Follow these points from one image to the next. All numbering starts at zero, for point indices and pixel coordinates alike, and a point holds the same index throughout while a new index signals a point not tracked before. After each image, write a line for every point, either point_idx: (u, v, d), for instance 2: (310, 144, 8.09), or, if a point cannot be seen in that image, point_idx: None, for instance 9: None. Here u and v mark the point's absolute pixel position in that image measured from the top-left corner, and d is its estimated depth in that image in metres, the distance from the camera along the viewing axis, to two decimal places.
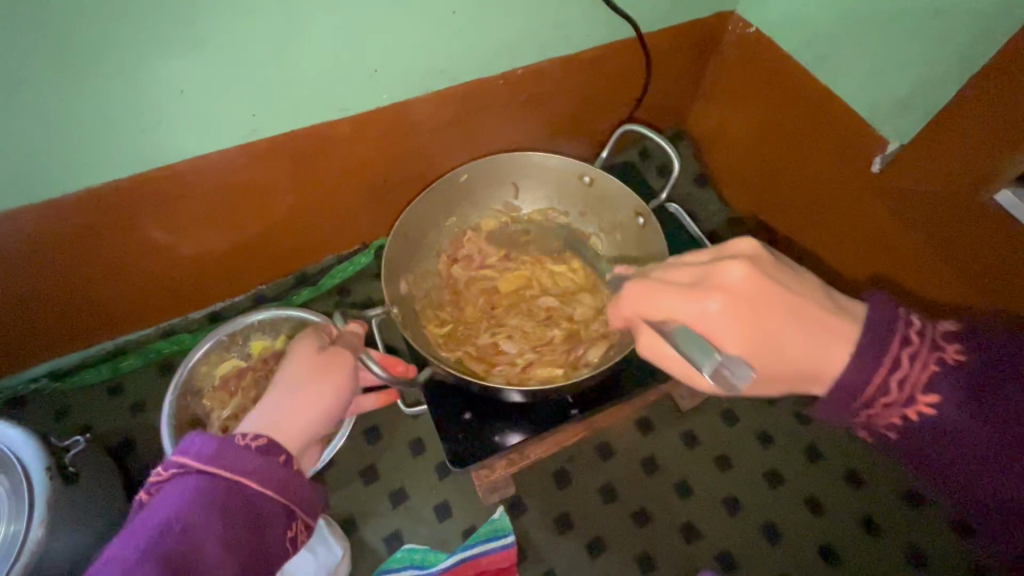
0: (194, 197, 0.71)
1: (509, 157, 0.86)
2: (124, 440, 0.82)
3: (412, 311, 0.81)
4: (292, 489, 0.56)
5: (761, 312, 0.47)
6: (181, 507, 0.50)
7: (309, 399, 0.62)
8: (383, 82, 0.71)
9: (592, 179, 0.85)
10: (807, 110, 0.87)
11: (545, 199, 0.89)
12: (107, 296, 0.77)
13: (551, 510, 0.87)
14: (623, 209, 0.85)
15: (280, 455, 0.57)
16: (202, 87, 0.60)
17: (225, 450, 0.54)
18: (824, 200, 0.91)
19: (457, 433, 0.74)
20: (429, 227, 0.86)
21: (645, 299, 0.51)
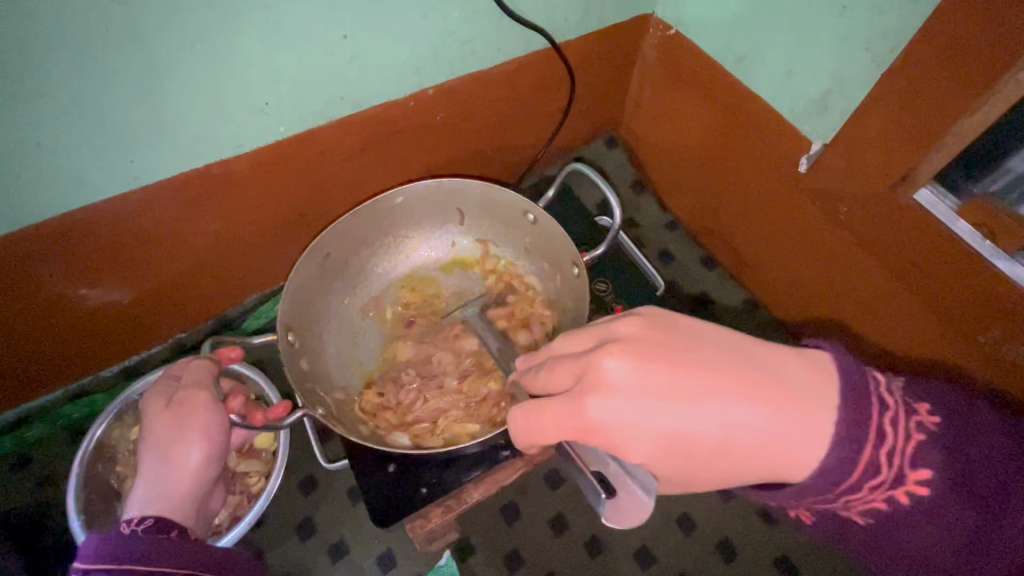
0: (82, 253, 0.69)
1: (453, 183, 0.76)
2: (31, 517, 0.80)
3: (313, 336, 0.73)
4: (194, 555, 0.54)
5: (673, 393, 0.41)
6: None
7: (179, 459, 0.60)
8: (277, 115, 0.69)
9: (536, 218, 0.76)
10: (738, 128, 0.84)
11: (492, 227, 0.82)
12: (10, 358, 0.75)
13: (500, 549, 0.78)
14: (561, 255, 0.76)
15: (170, 531, 0.55)
16: (62, 135, 0.57)
17: (108, 542, 0.51)
18: (765, 216, 0.88)
19: (378, 483, 0.68)
20: (359, 248, 0.78)
21: (538, 416, 0.45)
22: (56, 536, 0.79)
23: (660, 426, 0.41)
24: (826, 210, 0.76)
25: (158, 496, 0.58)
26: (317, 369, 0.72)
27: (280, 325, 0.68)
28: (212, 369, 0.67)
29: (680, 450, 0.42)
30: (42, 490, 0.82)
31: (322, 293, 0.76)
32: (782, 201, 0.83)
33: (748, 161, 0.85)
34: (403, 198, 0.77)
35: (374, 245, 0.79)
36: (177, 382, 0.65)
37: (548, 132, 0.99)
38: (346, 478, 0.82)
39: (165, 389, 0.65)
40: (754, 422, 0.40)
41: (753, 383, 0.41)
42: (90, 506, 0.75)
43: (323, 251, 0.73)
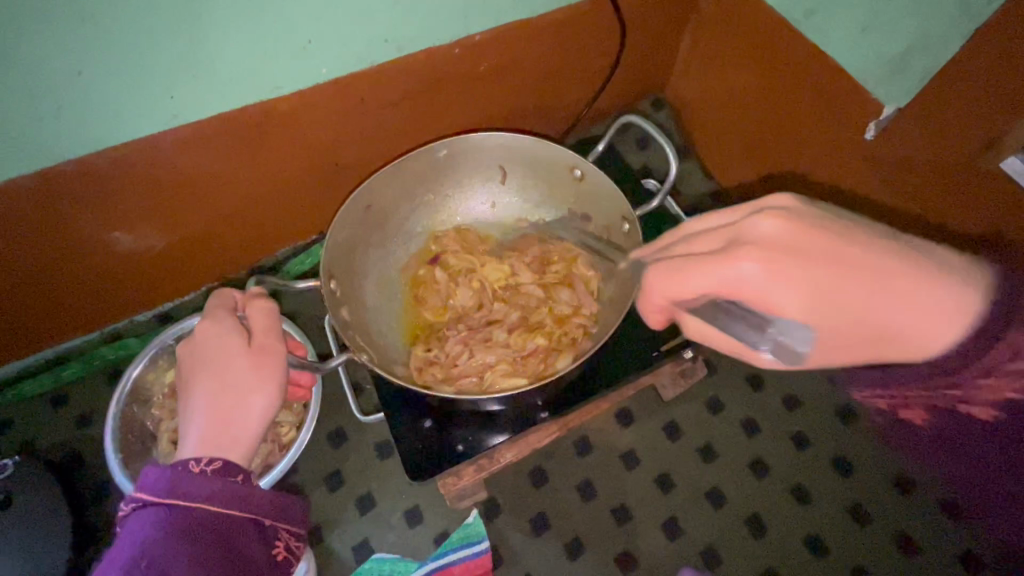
0: (119, 193, 0.68)
1: (500, 136, 0.74)
2: (69, 454, 0.82)
3: (353, 286, 0.72)
4: (262, 503, 0.51)
5: (840, 262, 0.37)
6: (146, 541, 0.44)
7: (245, 405, 0.53)
8: (319, 55, 0.65)
9: (585, 172, 0.73)
10: (795, 92, 0.79)
11: (536, 188, 0.79)
12: (48, 296, 0.76)
13: (527, 511, 0.78)
14: (610, 212, 0.73)
15: (238, 474, 0.50)
16: (102, 67, 0.55)
17: (178, 479, 0.47)
18: (821, 187, 0.83)
19: (413, 439, 0.67)
20: (399, 200, 0.76)
21: (671, 279, 0.41)
22: (93, 474, 0.81)
23: (805, 291, 0.37)
24: (890, 178, 0.72)
25: (221, 442, 0.51)
26: (359, 322, 0.71)
27: (324, 271, 0.66)
28: (277, 315, 0.59)
29: (827, 317, 0.38)
30: (78, 427, 0.83)
31: (361, 247, 0.74)
32: (843, 169, 0.78)
33: (805, 127, 0.80)
34: (445, 150, 0.74)
35: (414, 198, 0.77)
36: (237, 317, 0.58)
37: (592, 90, 0.94)
38: (375, 433, 0.82)
39: (225, 323, 0.56)
40: (894, 313, 0.37)
41: (901, 273, 0.36)
42: (126, 445, 0.76)
43: (364, 202, 0.71)
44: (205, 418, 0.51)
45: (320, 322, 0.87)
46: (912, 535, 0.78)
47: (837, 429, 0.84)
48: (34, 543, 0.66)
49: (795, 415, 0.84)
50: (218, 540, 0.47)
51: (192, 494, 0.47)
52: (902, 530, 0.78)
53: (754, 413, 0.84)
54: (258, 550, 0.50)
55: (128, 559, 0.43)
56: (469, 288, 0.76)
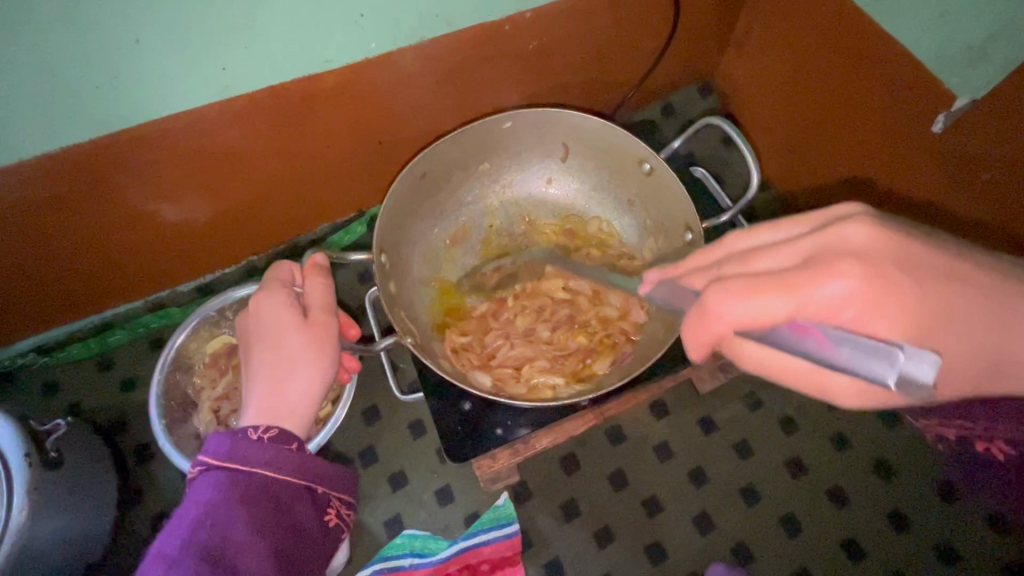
0: (169, 162, 0.69)
1: (572, 115, 0.71)
2: (115, 417, 0.84)
3: (400, 257, 0.72)
4: (316, 471, 0.52)
5: (927, 286, 0.34)
6: (211, 503, 0.46)
7: (302, 381, 0.54)
8: (369, 30, 0.64)
9: (653, 168, 0.70)
10: (859, 81, 0.75)
11: (594, 170, 0.77)
12: (99, 262, 0.77)
13: (557, 497, 0.78)
14: (671, 211, 0.71)
15: (292, 442, 0.52)
16: (159, 36, 0.55)
17: (238, 443, 0.49)
18: (877, 182, 0.79)
19: (451, 420, 0.68)
20: (458, 171, 0.74)
21: (721, 310, 0.35)
22: (136, 438, 0.83)
23: (902, 310, 0.34)
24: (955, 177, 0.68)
25: (278, 414, 0.53)
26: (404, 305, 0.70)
27: (375, 244, 0.66)
28: (332, 291, 0.58)
29: (936, 338, 0.34)
30: (123, 392, 0.86)
31: (413, 215, 0.73)
32: (904, 164, 0.74)
33: (868, 118, 0.76)
34: (511, 123, 0.72)
35: (471, 170, 0.75)
36: (291, 291, 0.58)
37: (640, 72, 0.91)
38: (409, 411, 0.82)
39: (282, 297, 0.56)
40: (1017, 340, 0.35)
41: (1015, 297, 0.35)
42: (169, 412, 0.78)
43: (420, 170, 0.69)
44: (264, 391, 0.53)
45: (357, 299, 0.87)
46: (953, 545, 0.76)
47: (879, 432, 0.81)
48: (84, 501, 0.69)
49: (834, 415, 0.82)
50: (276, 504, 0.48)
51: (251, 458, 0.48)
52: (943, 539, 0.76)
53: (794, 411, 0.82)
54: (313, 516, 0.51)
55: (194, 518, 0.45)
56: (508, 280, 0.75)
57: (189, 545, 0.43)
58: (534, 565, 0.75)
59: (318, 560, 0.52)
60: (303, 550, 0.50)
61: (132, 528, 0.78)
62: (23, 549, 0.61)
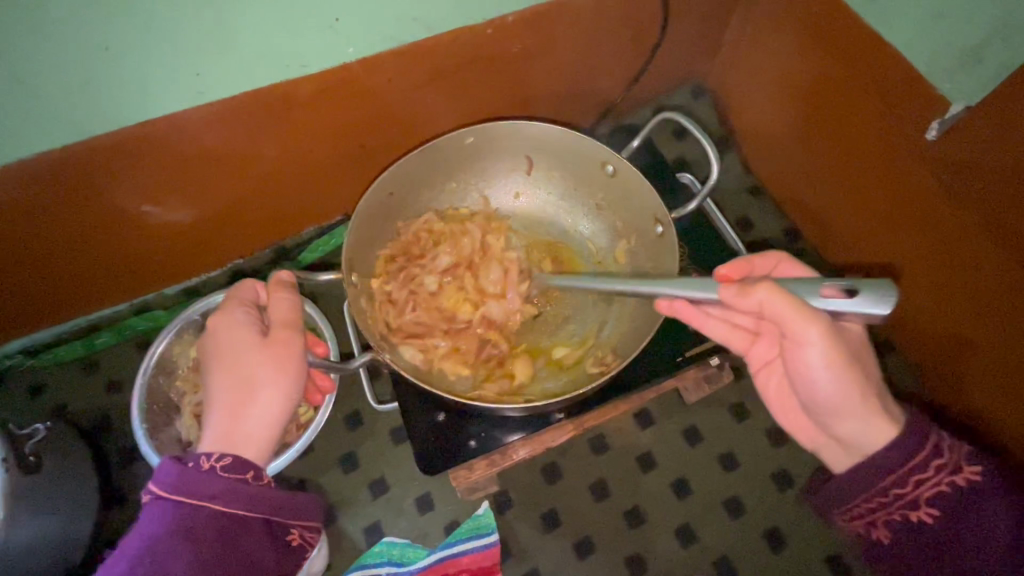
0: (146, 168, 0.68)
1: (531, 126, 0.70)
2: (100, 420, 0.85)
3: (371, 276, 0.71)
4: (270, 502, 0.51)
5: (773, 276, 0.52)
6: (154, 537, 0.45)
7: (259, 403, 0.52)
8: (346, 35, 0.63)
9: (617, 169, 0.70)
10: (850, 85, 0.73)
11: (561, 183, 0.75)
12: (81, 266, 0.78)
13: (538, 507, 0.77)
14: (642, 216, 0.70)
15: (249, 472, 0.50)
16: (130, 43, 0.55)
17: (187, 475, 0.47)
18: (870, 189, 0.77)
19: (426, 431, 0.67)
20: (424, 189, 0.73)
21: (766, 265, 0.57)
22: (120, 441, 0.83)
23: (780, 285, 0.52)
24: (947, 184, 0.66)
25: (234, 439, 0.51)
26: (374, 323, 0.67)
27: (342, 266, 0.65)
28: (299, 304, 0.57)
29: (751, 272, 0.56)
30: (108, 394, 0.86)
31: (381, 232, 0.72)
32: (896, 173, 0.72)
33: (858, 124, 0.75)
34: (473, 138, 0.71)
35: (438, 188, 0.74)
36: (252, 309, 0.57)
37: (629, 74, 0.90)
38: (390, 418, 0.82)
39: (239, 317, 0.56)
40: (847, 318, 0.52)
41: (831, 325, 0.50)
42: (151, 416, 0.78)
43: (386, 190, 0.69)
44: (221, 414, 0.51)
45: (341, 304, 0.86)
46: None
47: None
48: (64, 504, 0.69)
49: None
50: (222, 539, 0.47)
51: (198, 492, 0.47)
52: None
53: (782, 422, 0.81)
54: (267, 546, 0.51)
55: (135, 553, 0.44)
56: (472, 287, 0.71)
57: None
58: (513, 575, 0.74)
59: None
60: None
61: (115, 530, 0.79)
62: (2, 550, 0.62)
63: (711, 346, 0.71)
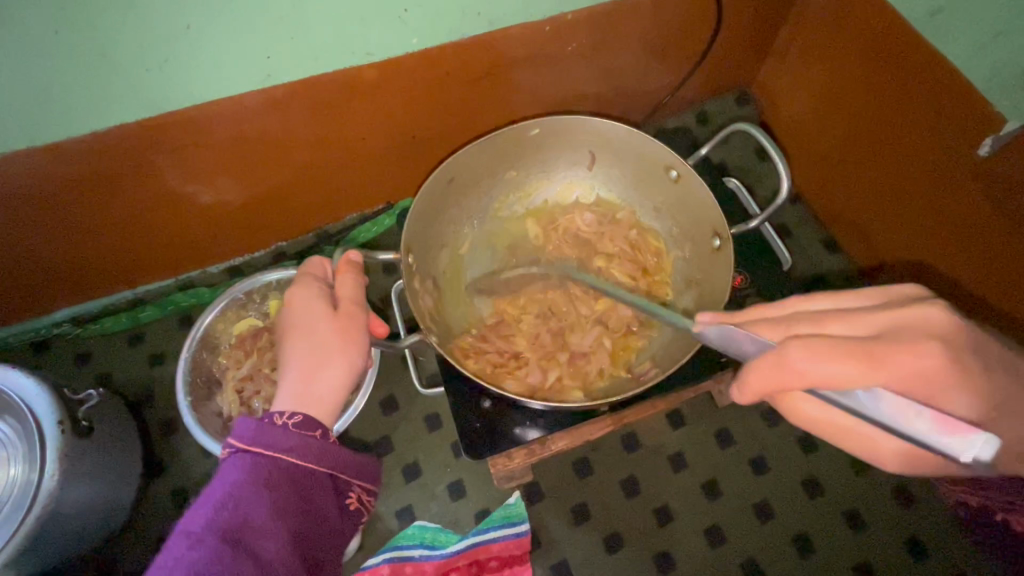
0: (207, 145, 0.70)
1: (597, 122, 0.71)
2: (140, 391, 0.87)
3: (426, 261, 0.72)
4: (337, 459, 0.53)
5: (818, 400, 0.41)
6: (235, 485, 0.47)
7: (332, 363, 0.56)
8: (413, 25, 0.65)
9: (680, 175, 0.70)
10: (895, 102, 0.75)
11: (620, 178, 0.77)
12: (133, 239, 0.80)
13: (569, 499, 0.78)
14: (703, 226, 0.71)
15: (316, 430, 0.52)
16: (212, 23, 0.56)
17: (264, 428, 0.50)
18: (904, 198, 0.79)
19: (470, 417, 0.69)
20: (484, 175, 0.75)
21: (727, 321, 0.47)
22: (160, 412, 0.85)
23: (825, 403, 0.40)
24: (999, 206, 0.66)
25: (306, 398, 0.54)
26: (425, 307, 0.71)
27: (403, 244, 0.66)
28: (361, 284, 0.60)
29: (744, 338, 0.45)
30: (149, 367, 0.88)
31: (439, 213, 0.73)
32: (929, 188, 0.74)
33: (899, 135, 0.76)
34: (538, 130, 0.72)
35: (497, 176, 0.76)
36: (324, 283, 0.61)
37: (676, 78, 0.91)
38: (426, 404, 0.83)
39: (311, 291, 0.59)
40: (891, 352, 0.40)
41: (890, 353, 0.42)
42: (194, 389, 0.80)
43: (449, 176, 0.71)
44: (295, 375, 0.55)
45: (382, 290, 0.88)
46: None
47: None
48: (108, 470, 0.70)
49: None
50: (297, 489, 0.49)
51: (274, 444, 0.49)
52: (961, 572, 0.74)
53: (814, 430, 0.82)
54: (333, 505, 0.52)
55: (219, 497, 0.46)
56: (520, 278, 0.75)
57: (212, 524, 0.44)
58: (543, 565, 0.75)
59: (337, 542, 0.52)
60: (321, 533, 0.50)
61: (152, 501, 0.80)
62: (55, 511, 0.63)
63: None
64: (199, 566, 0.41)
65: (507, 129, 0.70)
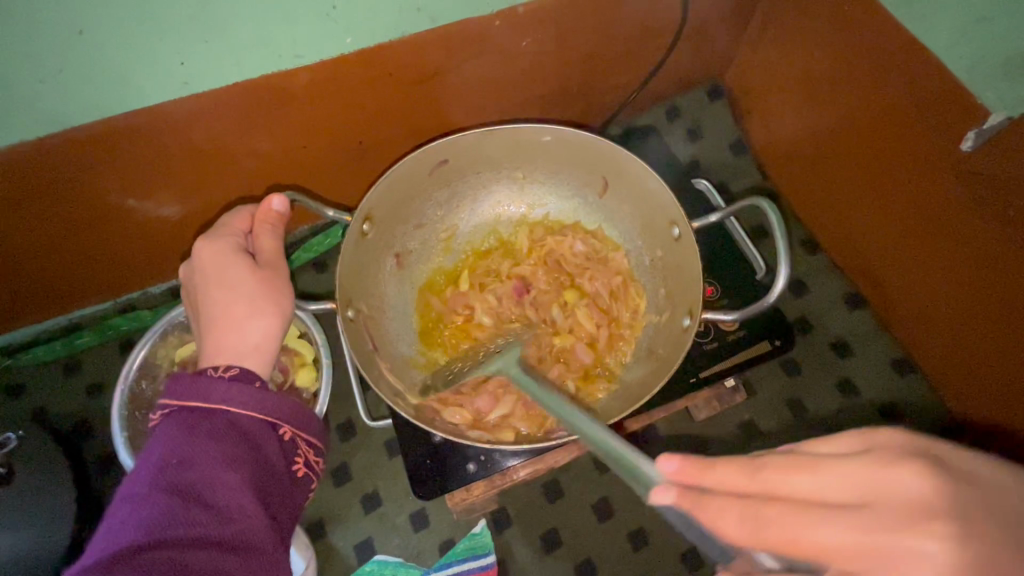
0: (126, 160, 0.64)
1: (615, 150, 0.65)
2: (80, 423, 0.81)
3: (379, 260, 0.69)
4: (282, 409, 0.48)
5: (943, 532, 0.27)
6: (175, 443, 0.43)
7: (262, 316, 0.53)
8: (344, 24, 0.59)
9: (681, 236, 0.64)
10: (870, 108, 0.71)
11: (629, 216, 0.72)
12: (58, 262, 0.73)
13: (539, 526, 0.74)
14: (681, 299, 0.65)
15: (256, 381, 0.49)
16: (106, 29, 0.50)
17: (198, 383, 0.46)
18: (880, 194, 0.74)
19: (421, 454, 0.65)
20: (484, 166, 0.71)
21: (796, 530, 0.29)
22: (103, 446, 0.80)
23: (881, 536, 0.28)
24: (982, 201, 0.62)
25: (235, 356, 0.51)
26: (379, 333, 0.67)
27: (362, 210, 0.63)
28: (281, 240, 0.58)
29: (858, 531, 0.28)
30: (90, 397, 0.82)
31: (416, 204, 0.70)
32: (906, 180, 0.70)
33: (877, 128, 0.71)
34: (551, 138, 0.67)
35: (498, 172, 0.72)
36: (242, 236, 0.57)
37: (643, 73, 0.85)
38: (386, 428, 0.78)
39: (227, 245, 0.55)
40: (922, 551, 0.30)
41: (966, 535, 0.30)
42: (132, 423, 0.74)
43: (438, 158, 0.67)
44: (217, 331, 0.51)
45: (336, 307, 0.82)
46: None
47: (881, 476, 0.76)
48: (34, 515, 0.65)
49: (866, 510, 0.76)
50: (245, 442, 0.45)
51: (210, 399, 0.46)
52: None
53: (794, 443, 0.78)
54: (282, 458, 0.48)
55: (159, 457, 0.43)
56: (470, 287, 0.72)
57: (155, 484, 0.41)
58: None
59: (296, 492, 0.49)
60: (278, 484, 0.47)
61: None
62: None
63: (723, 366, 0.68)
64: (151, 523, 0.39)
65: (518, 127, 0.66)
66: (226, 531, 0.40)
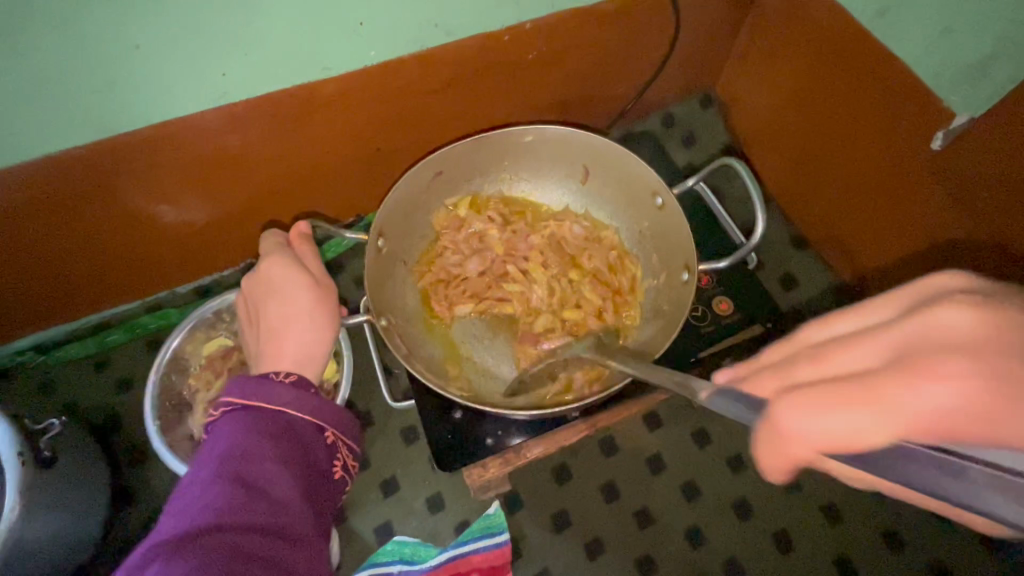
0: (165, 165, 0.69)
1: (592, 138, 0.73)
2: (109, 416, 0.85)
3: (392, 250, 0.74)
4: (330, 416, 0.54)
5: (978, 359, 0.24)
6: (237, 437, 0.47)
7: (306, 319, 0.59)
8: (369, 39, 0.65)
9: (664, 202, 0.72)
10: (846, 111, 0.78)
11: (609, 198, 0.79)
12: (94, 262, 0.78)
13: (549, 507, 0.78)
14: (675, 254, 0.73)
15: (310, 388, 0.55)
16: (159, 44, 0.55)
17: (261, 384, 0.52)
18: (858, 189, 0.81)
19: (441, 429, 0.70)
20: (478, 168, 0.77)
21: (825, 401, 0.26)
22: (131, 437, 0.84)
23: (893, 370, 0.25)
24: (953, 194, 0.68)
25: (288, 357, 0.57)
26: (399, 317, 0.72)
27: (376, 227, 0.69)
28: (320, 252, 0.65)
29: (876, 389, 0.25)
30: (119, 391, 0.86)
31: (421, 206, 0.76)
32: (882, 177, 0.76)
33: (851, 128, 0.78)
34: (532, 138, 0.75)
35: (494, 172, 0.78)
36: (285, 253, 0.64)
37: (640, 82, 0.92)
38: (403, 417, 0.82)
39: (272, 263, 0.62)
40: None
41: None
42: (163, 413, 0.78)
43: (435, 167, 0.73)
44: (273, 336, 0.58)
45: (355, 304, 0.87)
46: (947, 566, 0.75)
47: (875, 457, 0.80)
48: (74, 498, 0.68)
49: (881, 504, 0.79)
50: (297, 442, 0.50)
51: (272, 401, 0.51)
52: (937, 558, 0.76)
53: None
54: (327, 461, 0.53)
55: (223, 449, 0.46)
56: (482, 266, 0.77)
57: (220, 472, 0.44)
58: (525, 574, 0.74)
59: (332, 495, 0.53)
60: (320, 485, 0.51)
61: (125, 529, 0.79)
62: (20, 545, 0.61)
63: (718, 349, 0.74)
64: (220, 507, 0.42)
65: (504, 130, 0.72)
66: (282, 521, 0.44)
